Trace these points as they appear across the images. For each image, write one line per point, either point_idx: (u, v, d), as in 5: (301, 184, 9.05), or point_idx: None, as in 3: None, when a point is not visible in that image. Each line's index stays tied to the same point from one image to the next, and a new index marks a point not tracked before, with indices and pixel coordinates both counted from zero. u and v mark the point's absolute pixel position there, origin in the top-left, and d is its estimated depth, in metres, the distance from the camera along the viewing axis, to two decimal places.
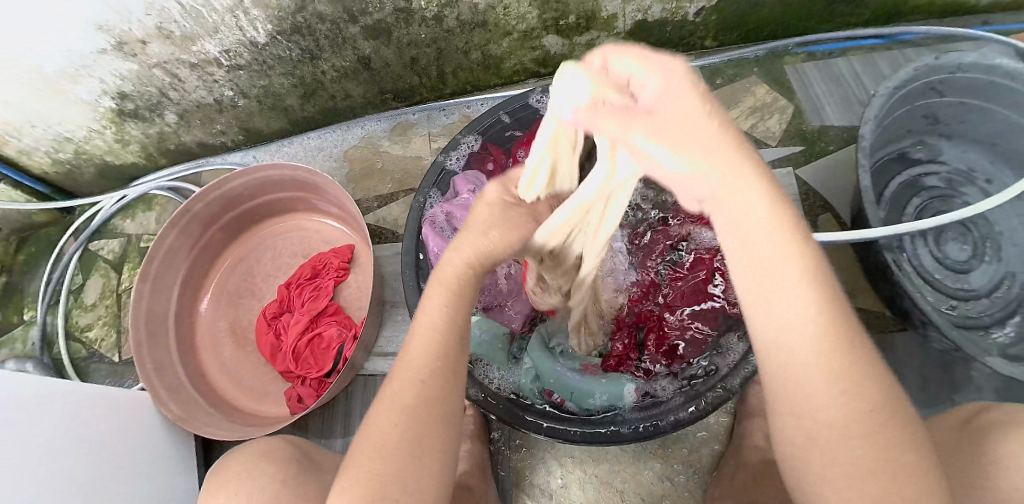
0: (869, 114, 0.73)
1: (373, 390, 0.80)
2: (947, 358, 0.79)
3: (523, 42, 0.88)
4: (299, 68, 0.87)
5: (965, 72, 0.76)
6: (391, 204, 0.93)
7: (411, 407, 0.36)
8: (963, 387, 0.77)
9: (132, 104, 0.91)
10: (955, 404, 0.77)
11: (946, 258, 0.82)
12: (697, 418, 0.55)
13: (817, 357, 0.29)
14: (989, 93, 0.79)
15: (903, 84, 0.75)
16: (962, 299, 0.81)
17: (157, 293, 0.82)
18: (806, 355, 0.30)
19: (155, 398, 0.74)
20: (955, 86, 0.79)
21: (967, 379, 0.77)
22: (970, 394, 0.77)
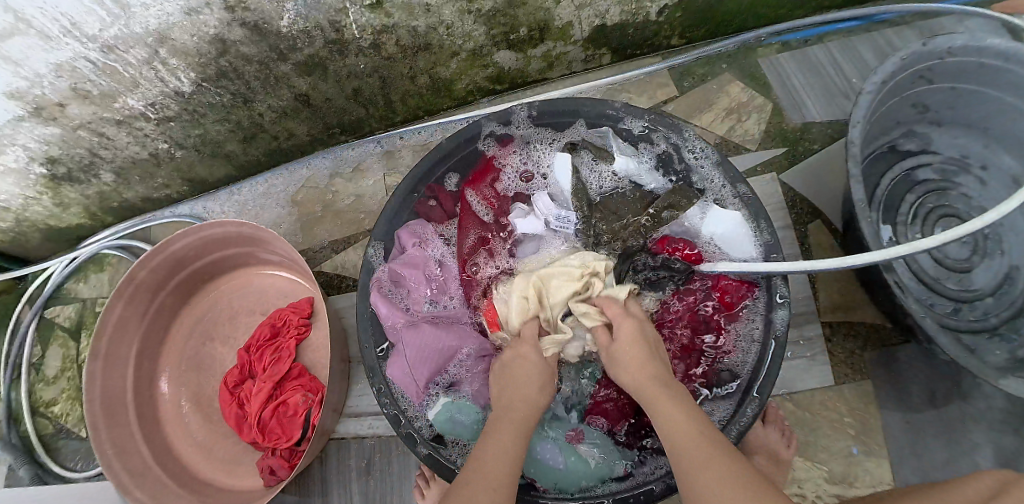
0: (856, 115, 0.67)
1: (348, 455, 0.75)
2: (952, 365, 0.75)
3: (472, 62, 0.81)
4: (235, 112, 0.80)
5: (956, 56, 0.70)
6: (353, 248, 0.87)
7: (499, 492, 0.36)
8: (971, 395, 0.73)
9: (64, 168, 0.84)
10: (963, 414, 0.73)
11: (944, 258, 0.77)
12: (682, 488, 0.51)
13: (686, 440, 0.39)
14: (978, 80, 0.73)
15: (888, 77, 0.69)
16: (965, 301, 0.76)
17: (110, 373, 0.77)
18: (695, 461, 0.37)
19: (118, 486, 0.70)
20: (945, 71, 0.73)
21: (975, 387, 0.73)
22: (979, 403, 0.73)
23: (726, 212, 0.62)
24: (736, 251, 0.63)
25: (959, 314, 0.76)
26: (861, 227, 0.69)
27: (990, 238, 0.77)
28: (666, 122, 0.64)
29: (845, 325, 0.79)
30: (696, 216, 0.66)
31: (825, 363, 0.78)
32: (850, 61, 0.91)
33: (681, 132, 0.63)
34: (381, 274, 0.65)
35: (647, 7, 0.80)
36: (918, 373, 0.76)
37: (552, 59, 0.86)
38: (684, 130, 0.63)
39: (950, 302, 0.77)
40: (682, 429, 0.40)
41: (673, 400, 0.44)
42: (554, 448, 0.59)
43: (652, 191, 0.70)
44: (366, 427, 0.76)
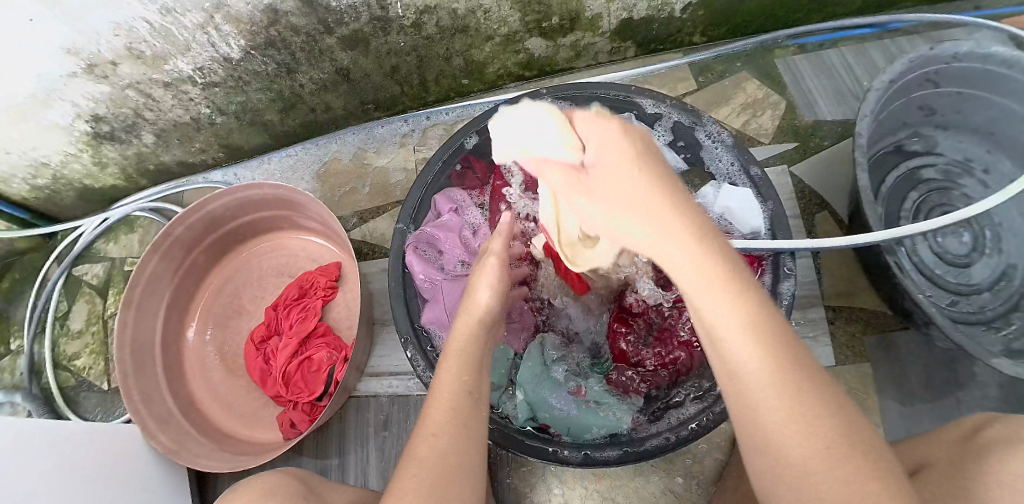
0: (865, 107, 0.72)
1: (367, 412, 0.78)
2: (950, 354, 0.78)
3: (505, 47, 0.86)
4: (277, 82, 0.84)
5: (961, 61, 0.74)
6: (380, 217, 0.91)
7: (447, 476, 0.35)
8: (967, 383, 0.76)
9: (107, 126, 0.88)
10: (960, 401, 0.76)
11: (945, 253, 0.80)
12: (696, 438, 0.53)
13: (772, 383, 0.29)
14: (981, 83, 0.77)
15: (899, 76, 0.73)
16: (963, 295, 0.79)
17: (141, 322, 0.80)
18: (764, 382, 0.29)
19: (144, 429, 0.72)
20: (951, 75, 0.77)
21: (971, 375, 0.77)
22: (975, 391, 0.76)
23: (737, 189, 0.66)
24: (744, 225, 0.66)
25: (957, 306, 0.79)
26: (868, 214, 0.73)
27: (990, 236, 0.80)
28: (687, 108, 0.67)
29: (847, 310, 0.83)
30: (710, 192, 0.71)
31: (828, 348, 0.81)
32: (862, 66, 0.96)
33: (700, 119, 0.67)
34: (416, 236, 0.70)
35: (673, 4, 0.85)
36: (917, 360, 0.79)
37: (578, 50, 0.91)
38: (704, 119, 0.66)
39: (950, 295, 0.80)
40: (762, 377, 0.29)
41: (728, 294, 0.31)
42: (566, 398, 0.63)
43: (672, 170, 0.75)
44: (385, 385, 0.78)
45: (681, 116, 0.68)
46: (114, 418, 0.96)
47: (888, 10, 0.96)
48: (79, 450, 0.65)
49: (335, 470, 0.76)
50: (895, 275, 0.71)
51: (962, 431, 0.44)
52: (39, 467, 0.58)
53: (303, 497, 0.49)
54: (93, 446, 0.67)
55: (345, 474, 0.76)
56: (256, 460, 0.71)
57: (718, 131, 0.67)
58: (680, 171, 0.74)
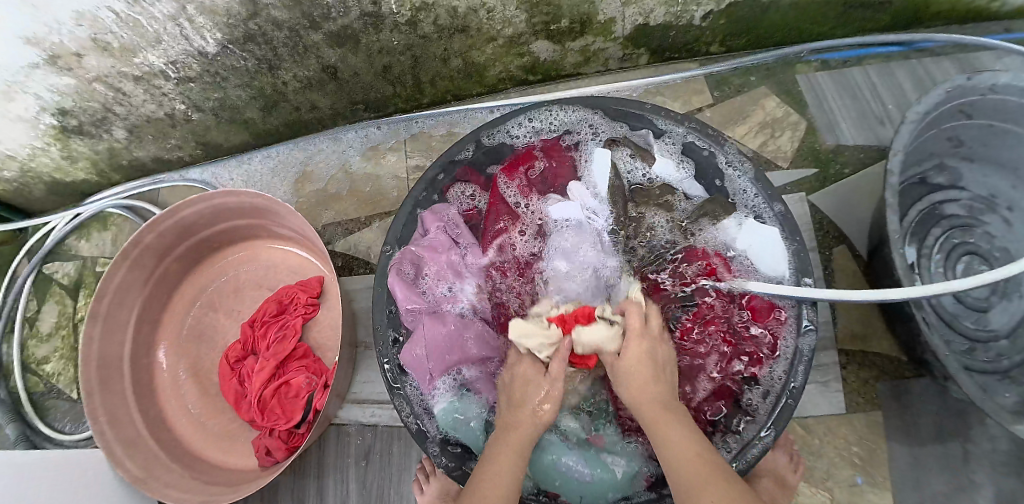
0: (896, 143, 0.65)
1: (348, 442, 0.73)
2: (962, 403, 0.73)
3: (509, 49, 0.78)
4: (258, 79, 0.77)
5: (998, 93, 0.68)
6: (367, 230, 0.84)
7: None
8: (977, 434, 0.72)
9: (75, 120, 0.81)
10: (969, 454, 0.72)
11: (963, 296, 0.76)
12: None
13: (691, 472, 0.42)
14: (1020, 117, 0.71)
15: (933, 107, 0.66)
16: (981, 341, 0.75)
17: (107, 336, 0.74)
18: (691, 484, 0.41)
19: (110, 456, 0.67)
20: (985, 107, 0.71)
21: (982, 427, 0.72)
22: (984, 443, 0.72)
23: (760, 227, 0.60)
24: (767, 266, 0.61)
25: (973, 354, 0.74)
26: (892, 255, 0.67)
27: (1011, 279, 0.75)
28: (707, 130, 0.60)
29: (859, 355, 0.78)
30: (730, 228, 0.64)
31: (837, 390, 0.77)
32: (890, 87, 0.89)
33: (720, 144, 0.60)
34: (403, 257, 0.64)
35: (692, 11, 0.78)
36: (928, 408, 0.74)
37: (588, 55, 0.84)
38: (725, 145, 0.60)
39: (966, 341, 0.76)
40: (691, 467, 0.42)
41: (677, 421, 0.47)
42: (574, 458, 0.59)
43: (690, 196, 0.68)
44: (368, 415, 0.73)
45: (699, 138, 0.62)
46: (84, 429, 0.91)
47: (921, 26, 0.88)
48: (32, 485, 0.60)
49: (313, 501, 0.73)
50: (918, 325, 0.65)
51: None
52: None
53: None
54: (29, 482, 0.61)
55: None
56: (229, 494, 0.67)
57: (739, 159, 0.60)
58: (700, 199, 0.68)
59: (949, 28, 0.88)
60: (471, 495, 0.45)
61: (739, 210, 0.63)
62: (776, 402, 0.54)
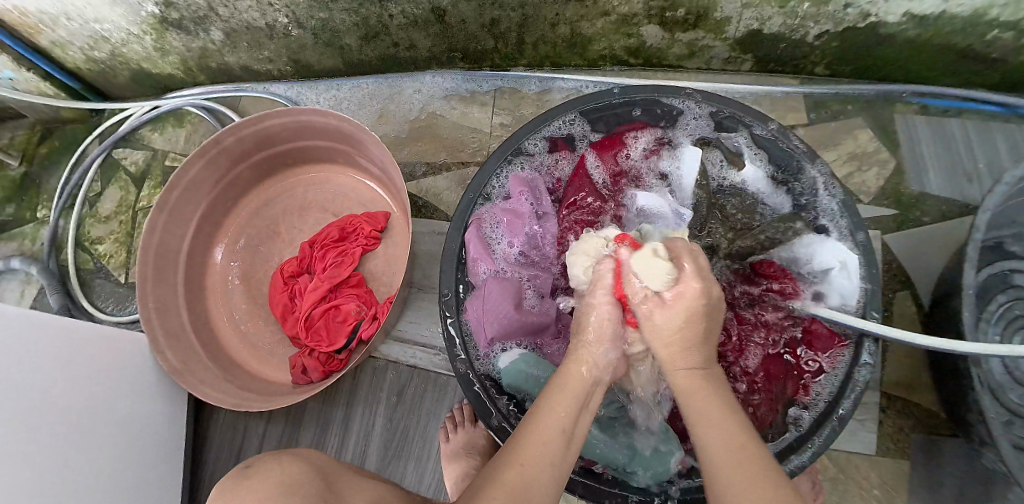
0: (986, 202, 0.64)
1: (383, 377, 0.74)
2: None
3: (619, 27, 0.77)
4: (365, 7, 0.77)
5: None
6: (441, 177, 0.84)
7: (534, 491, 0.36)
8: None
9: (177, 14, 0.82)
10: None
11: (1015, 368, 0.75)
12: None
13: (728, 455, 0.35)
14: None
15: None
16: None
17: (172, 226, 0.76)
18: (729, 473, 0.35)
19: (153, 342, 0.68)
20: None
21: None
22: None
23: (833, 247, 0.57)
24: (835, 296, 0.58)
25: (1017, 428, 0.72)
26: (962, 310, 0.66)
27: None
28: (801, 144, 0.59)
29: (901, 401, 0.76)
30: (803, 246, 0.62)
31: (872, 434, 0.76)
32: (986, 146, 0.86)
33: (812, 161, 0.59)
34: (483, 213, 0.64)
35: (809, 27, 0.76)
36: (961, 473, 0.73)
37: (694, 50, 0.82)
38: (819, 162, 0.58)
39: (1007, 412, 0.73)
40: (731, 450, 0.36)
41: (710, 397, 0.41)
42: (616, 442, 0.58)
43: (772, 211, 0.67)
44: (408, 355, 0.74)
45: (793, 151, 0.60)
46: (125, 313, 0.93)
47: None
48: (81, 351, 0.62)
49: (337, 427, 0.74)
50: (971, 387, 0.64)
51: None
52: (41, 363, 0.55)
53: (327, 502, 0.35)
54: (85, 345, 0.63)
55: (345, 434, 0.73)
56: (261, 405, 0.67)
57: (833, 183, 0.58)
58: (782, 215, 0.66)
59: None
60: (524, 427, 0.42)
61: (817, 225, 0.61)
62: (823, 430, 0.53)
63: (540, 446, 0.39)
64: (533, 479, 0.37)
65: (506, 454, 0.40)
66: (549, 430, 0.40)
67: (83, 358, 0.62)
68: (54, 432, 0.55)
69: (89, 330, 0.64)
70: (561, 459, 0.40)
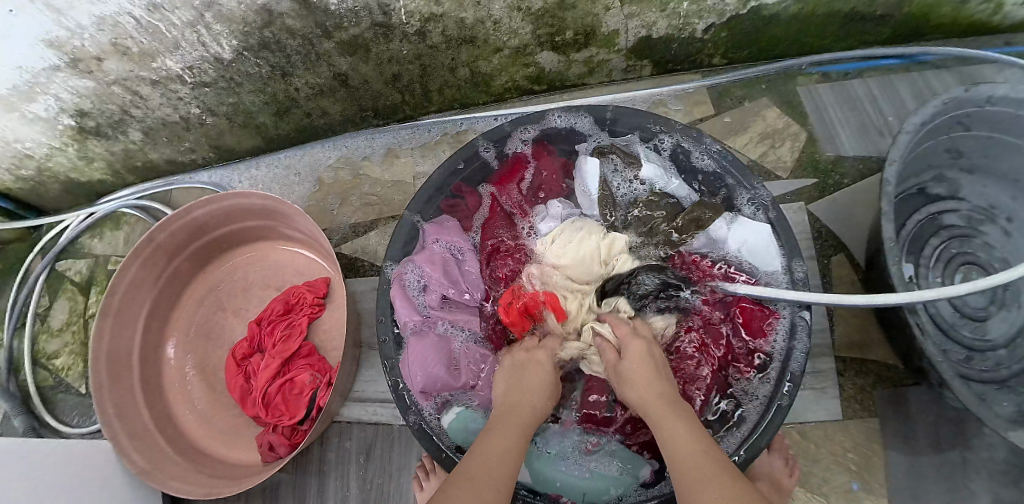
0: (895, 152, 0.66)
1: (349, 440, 0.75)
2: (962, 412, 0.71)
3: (514, 60, 0.81)
4: (271, 85, 0.80)
5: (995, 105, 0.69)
6: (374, 234, 0.87)
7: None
8: (977, 446, 0.70)
9: (92, 121, 0.84)
10: (969, 463, 0.69)
11: (962, 304, 0.76)
12: None
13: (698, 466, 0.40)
14: (1016, 129, 0.72)
15: (930, 118, 0.67)
16: (977, 351, 0.75)
17: (117, 332, 0.76)
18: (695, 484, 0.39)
19: (116, 446, 0.69)
20: (983, 118, 0.72)
21: (984, 438, 0.70)
22: (985, 454, 0.69)
23: (753, 223, 0.61)
24: (766, 259, 0.61)
25: (971, 364, 0.75)
26: (890, 272, 0.65)
27: (1010, 289, 0.75)
28: (690, 132, 0.62)
29: (858, 361, 0.75)
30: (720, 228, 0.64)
31: (835, 398, 0.74)
32: (889, 100, 0.89)
33: (697, 139, 0.63)
34: (402, 269, 0.65)
35: (695, 23, 0.80)
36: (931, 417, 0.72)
37: (592, 66, 0.86)
38: (704, 139, 0.62)
39: (963, 350, 0.76)
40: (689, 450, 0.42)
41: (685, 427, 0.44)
42: (576, 460, 0.60)
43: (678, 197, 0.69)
44: (371, 414, 0.75)
45: (685, 144, 0.64)
46: (90, 423, 0.92)
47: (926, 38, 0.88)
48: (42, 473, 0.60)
49: (313, 498, 0.74)
50: (915, 334, 0.64)
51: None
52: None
53: None
54: (64, 470, 0.63)
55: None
56: (234, 486, 0.67)
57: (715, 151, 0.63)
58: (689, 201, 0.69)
59: (953, 40, 0.89)
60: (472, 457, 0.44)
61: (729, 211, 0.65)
62: (763, 419, 0.55)
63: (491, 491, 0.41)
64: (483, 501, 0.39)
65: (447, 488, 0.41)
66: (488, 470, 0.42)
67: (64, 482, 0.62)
68: None
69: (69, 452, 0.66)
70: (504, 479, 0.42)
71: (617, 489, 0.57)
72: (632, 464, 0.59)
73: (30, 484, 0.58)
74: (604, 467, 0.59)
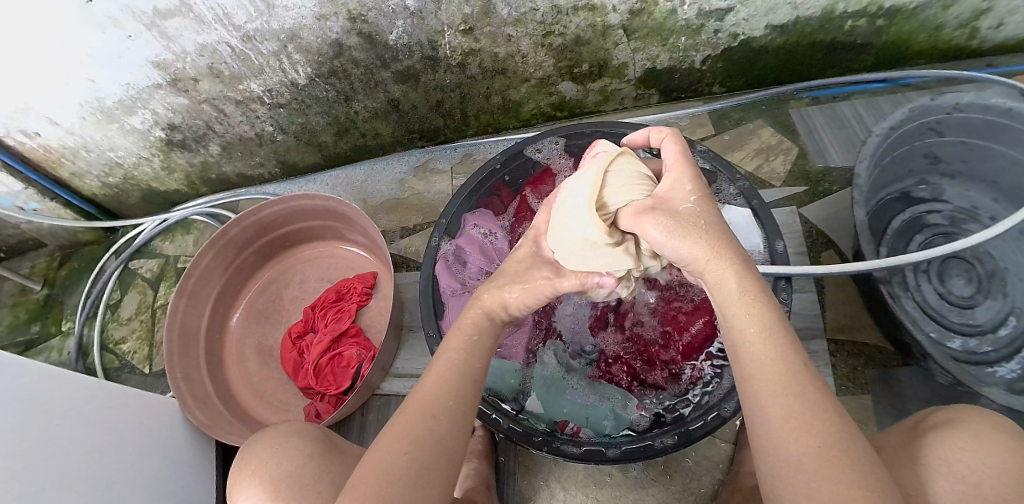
0: (865, 149, 0.79)
1: (389, 408, 0.84)
2: (950, 392, 0.78)
3: (540, 89, 0.95)
4: (336, 109, 0.95)
5: (962, 112, 0.80)
6: (412, 234, 0.99)
7: (414, 476, 0.39)
8: None
9: (179, 135, 0.99)
10: None
11: (949, 293, 0.85)
12: (676, 446, 0.60)
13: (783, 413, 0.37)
14: (986, 134, 0.83)
15: (900, 123, 0.80)
16: (967, 335, 0.83)
17: (191, 309, 0.88)
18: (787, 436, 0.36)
19: (183, 405, 0.79)
20: (952, 125, 0.83)
21: None
22: None
23: (734, 209, 0.75)
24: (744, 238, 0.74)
25: (961, 346, 0.83)
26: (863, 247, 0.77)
27: (994, 278, 0.84)
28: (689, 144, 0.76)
29: (849, 343, 0.84)
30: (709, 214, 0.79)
31: (829, 378, 0.82)
32: (875, 117, 1.01)
33: (693, 149, 0.76)
34: (446, 249, 0.78)
35: (693, 56, 0.94)
36: (918, 396, 0.79)
37: (607, 94, 1.00)
38: (698, 149, 0.76)
39: (953, 334, 0.84)
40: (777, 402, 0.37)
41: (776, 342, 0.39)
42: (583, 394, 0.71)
43: None
44: (408, 386, 0.84)
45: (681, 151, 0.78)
46: None
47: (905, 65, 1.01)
48: (126, 411, 0.69)
49: None
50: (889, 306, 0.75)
51: (905, 426, 0.48)
52: (91, 421, 0.63)
53: (324, 441, 0.57)
54: (136, 408, 0.71)
55: None
56: None
57: (706, 152, 0.76)
58: None
59: (935, 65, 1.02)
60: (411, 398, 0.45)
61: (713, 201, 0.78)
62: None
63: (422, 424, 0.42)
64: (410, 468, 0.39)
65: (385, 436, 0.42)
66: (433, 408, 0.43)
67: (142, 422, 0.71)
68: (111, 480, 0.62)
69: (141, 396, 0.73)
70: (437, 439, 0.41)
71: (615, 424, 0.67)
72: (628, 406, 0.69)
73: (112, 417, 0.66)
74: (603, 408, 0.69)
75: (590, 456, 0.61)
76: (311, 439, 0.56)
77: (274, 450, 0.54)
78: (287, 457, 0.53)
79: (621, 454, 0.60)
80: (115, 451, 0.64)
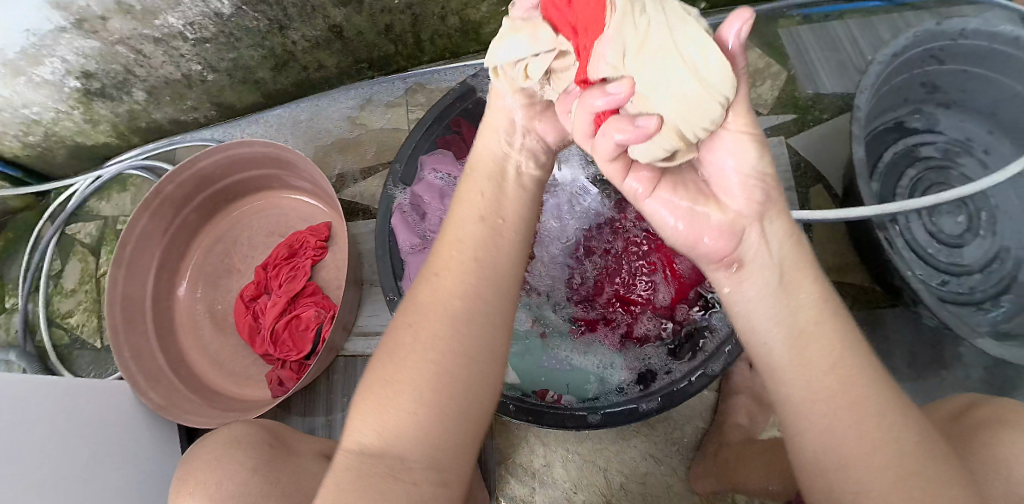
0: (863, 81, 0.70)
1: (354, 372, 0.78)
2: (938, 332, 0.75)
3: (501, 8, 0.84)
4: (269, 39, 0.83)
5: (969, 39, 0.72)
6: (368, 183, 0.91)
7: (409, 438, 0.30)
8: (953, 363, 0.74)
9: (97, 83, 0.87)
10: (943, 380, 0.73)
11: (939, 231, 0.79)
12: (664, 408, 0.54)
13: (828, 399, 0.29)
14: (990, 62, 0.75)
15: (902, 50, 0.72)
16: (954, 275, 0.78)
17: (132, 277, 0.79)
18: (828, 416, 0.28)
19: (134, 386, 0.71)
20: (957, 52, 0.75)
21: (957, 357, 0.74)
22: (960, 371, 0.73)
23: None
24: None
25: (949, 287, 0.78)
26: (858, 186, 0.70)
27: (984, 216, 0.78)
28: None
29: (836, 285, 0.79)
30: None
31: None
32: (869, 39, 0.92)
33: None
34: (401, 201, 0.69)
35: None
36: (907, 334, 0.76)
37: None
38: None
39: (940, 274, 0.79)
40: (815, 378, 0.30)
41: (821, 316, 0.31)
42: (561, 355, 0.65)
43: None
44: (372, 347, 0.79)
45: None
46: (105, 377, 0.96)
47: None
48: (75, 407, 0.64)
49: (322, 427, 0.77)
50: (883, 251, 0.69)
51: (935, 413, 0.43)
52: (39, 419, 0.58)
53: (267, 446, 0.53)
54: (90, 402, 0.66)
55: (331, 431, 0.77)
56: (237, 416, 0.72)
57: None
58: None
59: None
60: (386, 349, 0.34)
61: None
62: None
63: (406, 374, 0.32)
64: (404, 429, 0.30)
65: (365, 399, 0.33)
66: (416, 353, 0.32)
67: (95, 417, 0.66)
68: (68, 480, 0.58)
69: (92, 391, 0.68)
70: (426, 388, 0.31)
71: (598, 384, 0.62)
72: (614, 368, 0.64)
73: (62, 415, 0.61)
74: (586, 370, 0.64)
75: (573, 422, 0.56)
76: (256, 449, 0.52)
77: (213, 470, 0.49)
78: (225, 476, 0.48)
79: (606, 419, 0.55)
80: (69, 448, 0.60)
